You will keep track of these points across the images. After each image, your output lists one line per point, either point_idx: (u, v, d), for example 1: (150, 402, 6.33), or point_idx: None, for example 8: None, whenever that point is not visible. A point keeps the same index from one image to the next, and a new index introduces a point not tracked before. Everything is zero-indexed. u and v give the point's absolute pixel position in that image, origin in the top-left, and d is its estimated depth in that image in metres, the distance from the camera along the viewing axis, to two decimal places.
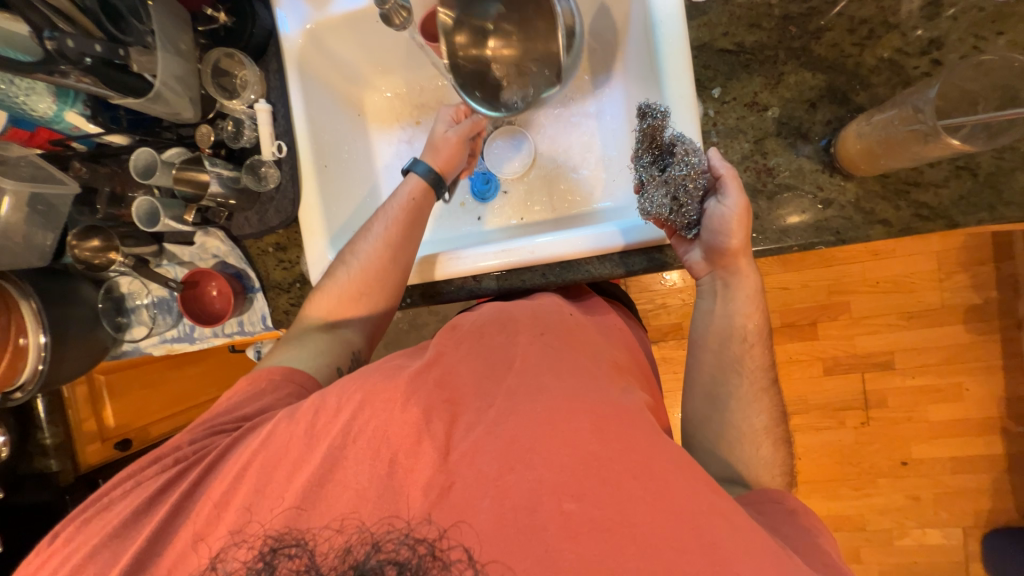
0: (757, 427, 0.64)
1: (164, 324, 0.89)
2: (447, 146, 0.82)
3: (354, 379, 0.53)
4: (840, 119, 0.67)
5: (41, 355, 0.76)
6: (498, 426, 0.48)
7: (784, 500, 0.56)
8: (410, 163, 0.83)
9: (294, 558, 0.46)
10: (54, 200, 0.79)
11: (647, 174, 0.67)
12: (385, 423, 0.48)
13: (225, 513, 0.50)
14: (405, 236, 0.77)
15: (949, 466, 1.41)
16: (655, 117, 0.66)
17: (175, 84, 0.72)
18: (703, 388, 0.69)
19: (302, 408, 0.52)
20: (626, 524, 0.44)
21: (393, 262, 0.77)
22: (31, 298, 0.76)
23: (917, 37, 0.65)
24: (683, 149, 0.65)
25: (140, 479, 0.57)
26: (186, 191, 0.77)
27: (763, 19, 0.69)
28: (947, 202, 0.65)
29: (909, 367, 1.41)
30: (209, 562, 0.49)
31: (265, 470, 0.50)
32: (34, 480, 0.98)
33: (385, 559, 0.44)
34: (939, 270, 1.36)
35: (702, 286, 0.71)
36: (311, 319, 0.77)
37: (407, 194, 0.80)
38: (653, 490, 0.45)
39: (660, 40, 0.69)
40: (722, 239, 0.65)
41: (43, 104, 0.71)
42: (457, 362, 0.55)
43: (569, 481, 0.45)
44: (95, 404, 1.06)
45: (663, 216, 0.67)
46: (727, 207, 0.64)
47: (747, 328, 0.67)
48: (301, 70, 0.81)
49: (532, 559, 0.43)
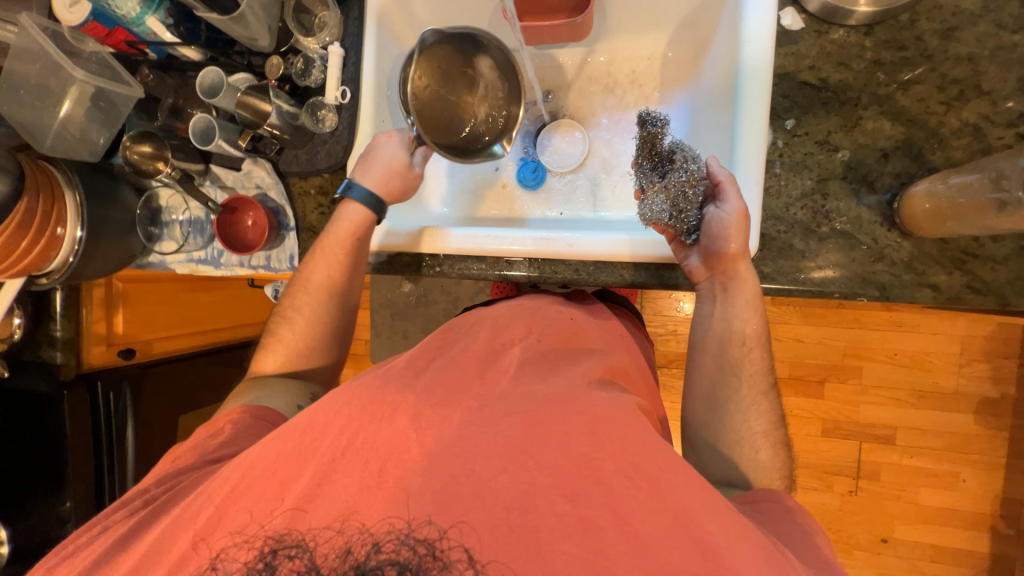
0: (756, 430, 0.65)
1: (194, 245, 0.89)
2: (385, 169, 0.77)
3: (342, 391, 0.49)
4: (909, 174, 0.66)
5: (74, 248, 0.78)
6: (519, 421, 0.47)
7: (782, 499, 0.57)
8: (345, 187, 0.77)
9: (293, 559, 0.44)
10: (117, 99, 0.80)
11: (647, 180, 0.70)
12: (373, 437, 0.47)
13: (227, 517, 0.47)
14: (348, 275, 0.79)
15: (929, 553, 1.38)
16: (655, 126, 0.71)
17: (258, 9, 0.74)
18: (703, 393, 0.69)
19: (289, 426, 0.48)
20: (620, 524, 0.43)
21: (341, 302, 0.80)
22: (76, 190, 0.78)
23: (1007, 108, 0.64)
24: (683, 156, 0.68)
25: (106, 525, 0.55)
26: (245, 117, 0.79)
27: (853, 59, 0.68)
28: (1002, 280, 0.63)
29: (911, 445, 1.38)
30: (209, 563, 0.46)
31: (266, 471, 0.47)
32: (38, 367, 0.99)
33: (386, 560, 0.43)
34: (960, 355, 1.34)
35: (702, 291, 0.71)
36: (265, 370, 0.78)
37: (349, 221, 0.77)
38: (648, 491, 0.44)
39: (745, 58, 0.68)
40: (721, 244, 0.66)
41: (129, 3, 0.74)
42: (451, 357, 0.54)
43: (584, 490, 0.44)
44: (109, 308, 1.07)
45: (662, 222, 0.69)
46: (726, 213, 0.65)
47: (746, 333, 0.68)
48: (379, 22, 0.80)
49: (524, 558, 0.42)
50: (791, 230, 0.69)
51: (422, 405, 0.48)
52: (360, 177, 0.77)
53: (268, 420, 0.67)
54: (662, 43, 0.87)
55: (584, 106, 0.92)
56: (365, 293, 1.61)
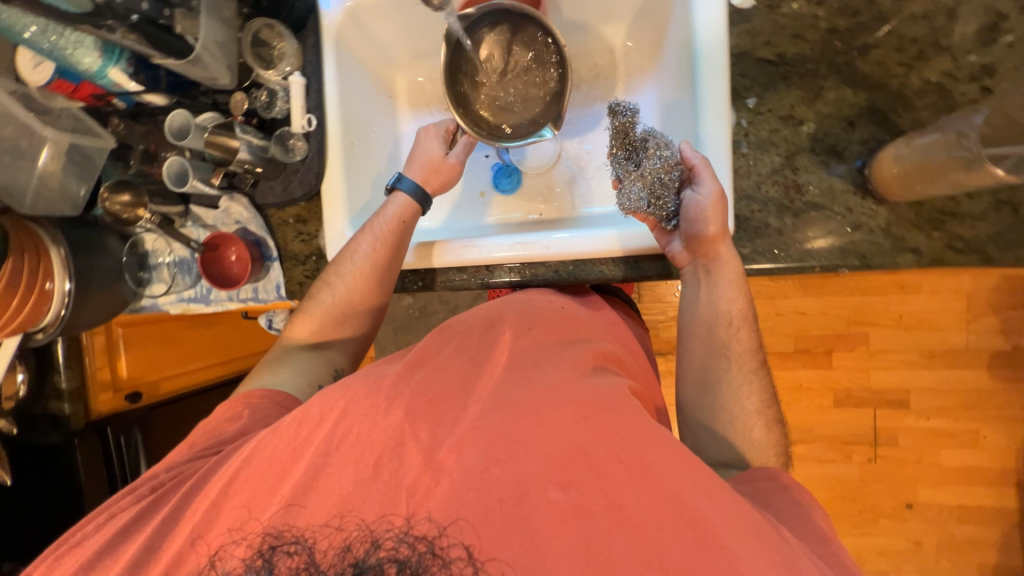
0: (748, 410, 0.65)
1: (183, 284, 0.91)
2: (426, 162, 0.81)
3: (337, 386, 0.52)
4: (877, 140, 0.65)
5: (64, 302, 0.80)
6: (501, 420, 0.47)
7: (778, 474, 0.57)
8: (393, 181, 0.81)
9: (294, 555, 0.43)
10: (91, 152, 0.82)
11: (623, 170, 0.69)
12: (368, 430, 0.47)
13: (225, 511, 0.49)
14: (391, 258, 0.78)
15: (957, 515, 1.36)
16: (625, 115, 0.70)
17: (214, 49, 0.74)
18: (695, 376, 0.69)
19: (285, 420, 0.51)
20: (614, 510, 0.43)
21: (379, 282, 0.78)
22: (60, 245, 0.79)
23: (969, 62, 0.63)
24: (654, 144, 0.68)
25: (114, 511, 0.56)
26: (216, 156, 0.80)
27: (808, 30, 0.67)
28: (983, 236, 0.63)
29: (925, 407, 1.36)
30: (209, 560, 0.47)
31: (263, 467, 0.49)
32: (47, 421, 1.01)
33: (385, 557, 0.41)
34: (966, 310, 1.32)
35: (686, 276, 0.71)
36: (295, 337, 0.79)
37: (396, 209, 0.79)
38: (640, 478, 0.44)
39: (698, 40, 0.68)
40: (699, 227, 0.66)
41: (88, 58, 0.73)
42: (443, 360, 0.55)
43: (573, 475, 0.44)
44: (110, 353, 1.09)
45: (641, 211, 0.69)
46: (702, 195, 0.65)
47: (732, 313, 0.68)
48: (337, 46, 0.82)
49: (519, 550, 0.42)
50: (766, 208, 0.68)
51: (413, 405, 0.49)
52: (409, 171, 0.81)
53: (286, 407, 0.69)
54: (621, 33, 0.86)
55: None
56: None
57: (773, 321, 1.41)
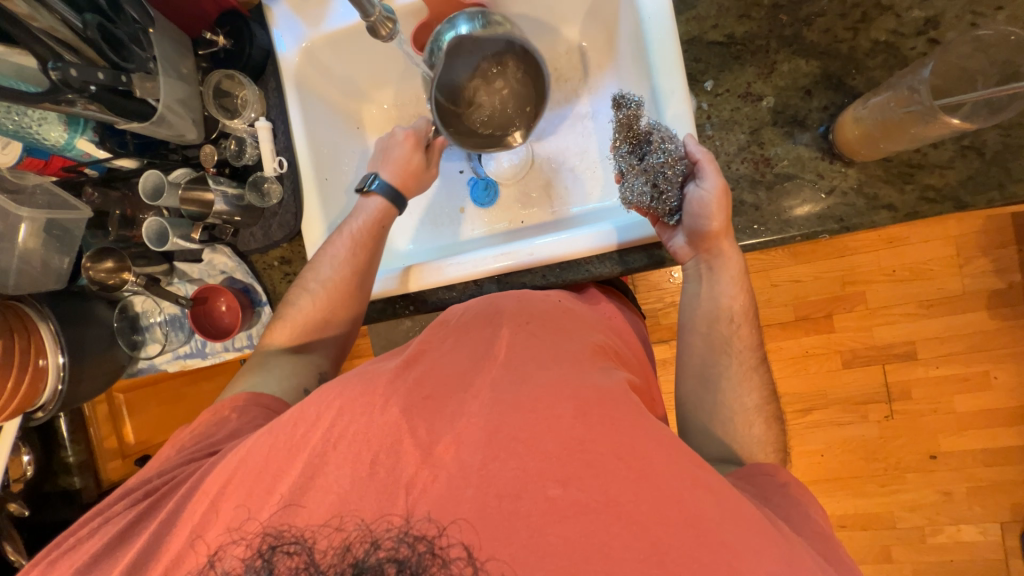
0: (749, 405, 0.65)
1: (178, 340, 0.92)
2: (399, 163, 0.81)
3: (332, 386, 0.51)
4: (837, 104, 0.66)
5: (61, 375, 0.79)
6: (497, 427, 0.46)
7: (776, 474, 0.58)
8: (365, 181, 0.81)
9: (293, 555, 0.45)
10: (67, 224, 0.83)
11: (626, 163, 0.70)
12: (366, 427, 0.47)
13: (221, 510, 0.49)
14: (368, 257, 0.79)
15: (980, 459, 1.36)
16: (629, 108, 0.70)
17: (177, 107, 0.75)
18: (695, 371, 0.69)
19: (281, 421, 0.50)
20: (611, 502, 0.44)
21: (360, 282, 0.78)
22: (49, 320, 0.79)
23: (913, 17, 0.64)
24: (659, 136, 0.67)
25: (106, 517, 0.56)
26: (193, 211, 0.80)
27: (753, 8, 0.68)
28: (954, 183, 0.63)
29: (931, 356, 1.36)
30: (207, 560, 0.48)
31: (255, 469, 0.49)
32: (61, 497, 1.00)
33: (385, 558, 0.43)
34: (956, 255, 1.32)
35: (688, 271, 0.72)
36: (273, 344, 0.78)
37: (370, 213, 0.80)
38: (637, 469, 0.45)
39: (648, 33, 0.69)
40: (703, 222, 0.66)
41: (54, 131, 0.73)
42: (438, 356, 0.54)
43: (571, 469, 0.45)
44: (116, 422, 1.08)
45: (644, 204, 0.70)
46: (706, 190, 0.65)
47: (734, 309, 0.69)
48: (298, 87, 0.83)
49: (518, 546, 0.43)
50: (738, 185, 0.69)
51: (411, 401, 0.48)
52: (381, 171, 0.81)
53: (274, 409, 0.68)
54: (574, 35, 0.87)
55: None
56: (365, 341, 1.51)
57: (769, 292, 1.41)
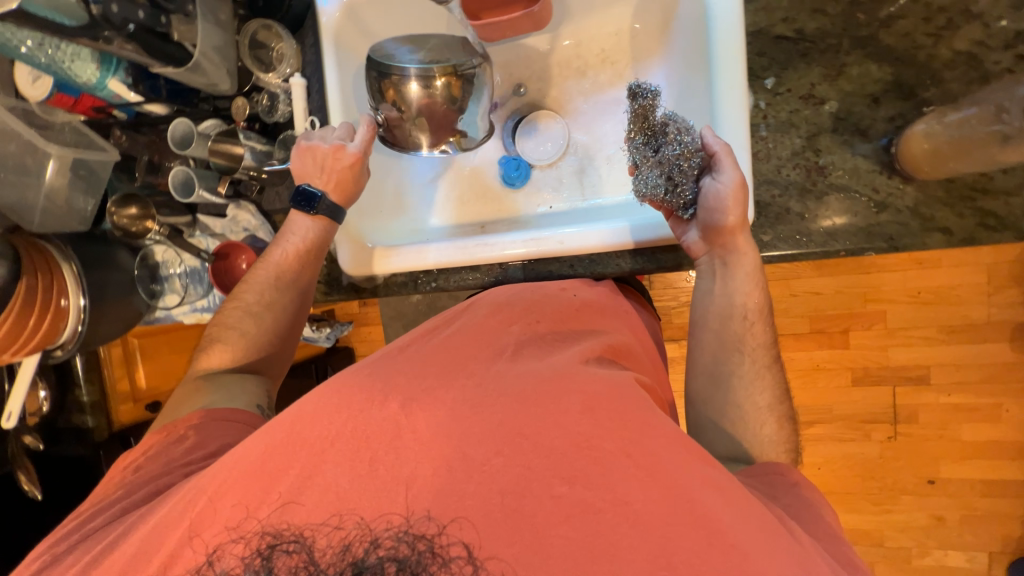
0: (761, 405, 0.64)
1: (196, 294, 0.93)
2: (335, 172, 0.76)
3: (331, 386, 0.49)
4: (903, 115, 0.63)
5: (81, 316, 0.79)
6: (514, 420, 0.46)
7: (789, 472, 0.57)
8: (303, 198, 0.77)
9: (293, 553, 0.43)
10: (96, 166, 0.81)
11: (641, 156, 0.66)
12: (363, 425, 0.46)
13: (220, 510, 0.47)
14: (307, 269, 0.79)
15: (979, 489, 1.35)
16: (645, 98, 0.65)
17: (213, 54, 0.72)
18: (706, 371, 0.68)
19: (277, 426, 0.47)
20: (619, 511, 0.43)
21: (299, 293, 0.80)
22: (71, 261, 0.78)
23: (1001, 28, 0.60)
24: (675, 128, 0.65)
25: (87, 533, 0.55)
26: (220, 163, 0.79)
27: (828, 3, 0.64)
28: (1018, 212, 0.60)
29: (945, 382, 1.34)
30: (205, 558, 0.46)
31: (252, 466, 0.47)
32: (74, 434, 1.03)
33: (385, 557, 0.41)
34: (987, 283, 1.28)
35: (702, 267, 0.69)
36: (213, 366, 0.76)
37: (307, 230, 0.78)
38: (651, 478, 0.44)
39: (712, 22, 0.65)
40: (717, 217, 0.64)
41: (87, 70, 0.71)
42: (443, 343, 0.55)
43: (583, 471, 0.44)
44: (128, 366, 1.08)
45: (658, 197, 0.67)
46: (723, 183, 0.63)
47: (748, 307, 0.66)
48: (336, 45, 0.79)
49: (520, 547, 0.42)
50: (786, 192, 0.66)
51: (410, 391, 0.48)
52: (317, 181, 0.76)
53: (235, 419, 0.67)
54: (628, 16, 0.82)
55: (557, 92, 0.88)
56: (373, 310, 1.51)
57: (787, 302, 1.38)
